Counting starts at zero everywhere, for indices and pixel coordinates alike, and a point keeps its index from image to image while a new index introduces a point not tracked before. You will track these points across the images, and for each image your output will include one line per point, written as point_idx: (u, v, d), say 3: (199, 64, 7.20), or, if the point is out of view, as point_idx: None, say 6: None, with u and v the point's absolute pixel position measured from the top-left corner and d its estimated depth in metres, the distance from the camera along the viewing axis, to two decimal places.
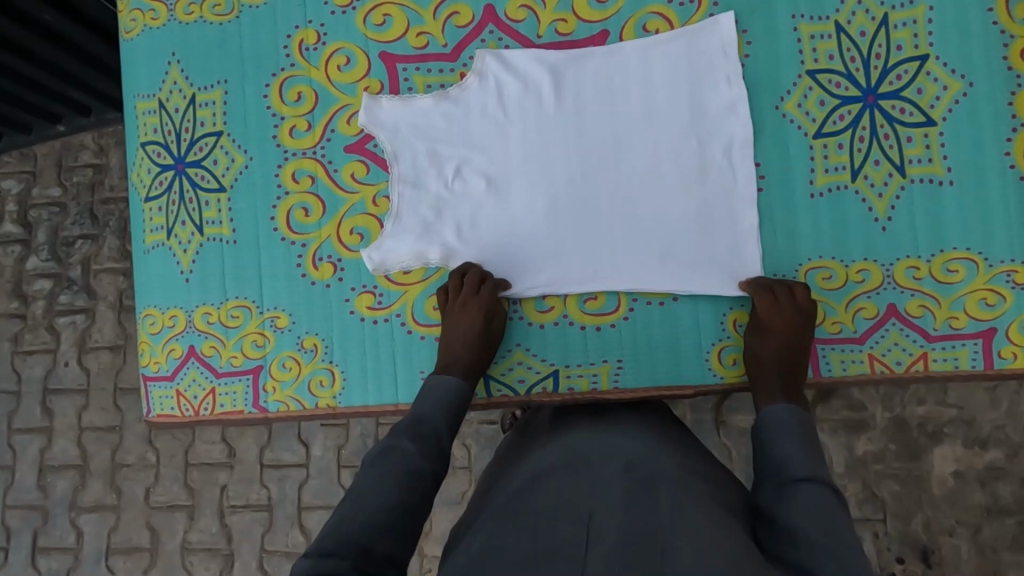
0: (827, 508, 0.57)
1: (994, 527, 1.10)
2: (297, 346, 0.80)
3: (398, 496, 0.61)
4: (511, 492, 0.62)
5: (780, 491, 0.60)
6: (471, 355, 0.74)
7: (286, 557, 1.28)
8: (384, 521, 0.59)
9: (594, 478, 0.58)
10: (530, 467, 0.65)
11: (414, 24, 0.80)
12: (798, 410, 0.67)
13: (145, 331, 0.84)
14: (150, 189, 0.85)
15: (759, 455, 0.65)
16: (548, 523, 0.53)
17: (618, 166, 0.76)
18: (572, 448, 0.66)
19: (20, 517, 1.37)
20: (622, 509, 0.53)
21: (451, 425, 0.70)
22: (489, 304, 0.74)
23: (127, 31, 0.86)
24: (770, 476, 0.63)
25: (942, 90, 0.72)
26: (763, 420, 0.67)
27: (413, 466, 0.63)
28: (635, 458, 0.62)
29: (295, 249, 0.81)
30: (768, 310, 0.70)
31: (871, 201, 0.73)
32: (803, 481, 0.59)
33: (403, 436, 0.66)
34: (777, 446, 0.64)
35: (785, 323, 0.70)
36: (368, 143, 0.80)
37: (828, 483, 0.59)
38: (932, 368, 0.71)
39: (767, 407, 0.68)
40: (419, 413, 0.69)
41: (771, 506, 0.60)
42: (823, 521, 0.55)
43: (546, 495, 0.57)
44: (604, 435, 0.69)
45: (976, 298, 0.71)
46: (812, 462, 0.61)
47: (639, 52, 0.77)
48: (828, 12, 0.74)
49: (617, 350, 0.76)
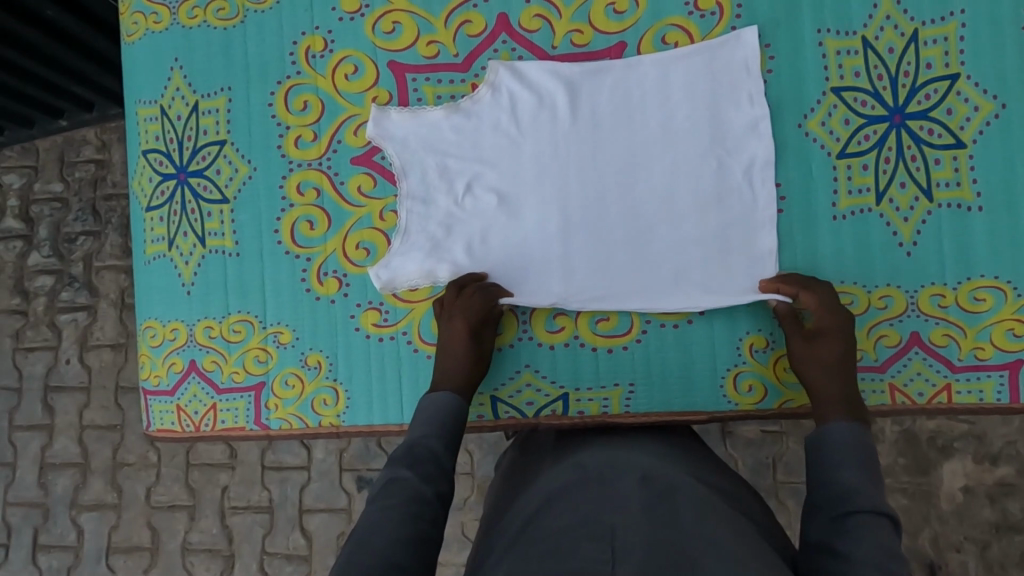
0: (888, 544, 0.53)
1: (1003, 544, 1.08)
2: (300, 362, 0.79)
3: (405, 528, 0.57)
4: (528, 515, 0.59)
5: (837, 522, 0.55)
6: (462, 367, 0.71)
7: (287, 560, 1.27)
8: (396, 559, 0.54)
9: (612, 494, 0.56)
10: (541, 490, 0.62)
11: (424, 33, 0.77)
12: (855, 428, 0.62)
13: (145, 344, 0.83)
14: (151, 199, 0.82)
15: (811, 480, 0.60)
16: (569, 543, 0.50)
17: (635, 183, 0.74)
18: (585, 466, 0.63)
19: (21, 514, 1.36)
20: (643, 522, 0.51)
21: (448, 445, 0.66)
22: (472, 312, 0.72)
23: (129, 34, 0.84)
24: (822, 505, 0.58)
25: (973, 111, 0.69)
26: (822, 439, 0.62)
27: (415, 493, 0.60)
28: (649, 470, 0.61)
29: (300, 263, 0.79)
30: (823, 310, 0.68)
31: (895, 225, 0.70)
32: (861, 514, 0.55)
33: (400, 465, 0.62)
34: (835, 470, 0.59)
35: (840, 323, 0.67)
36: (376, 156, 0.78)
37: (884, 512, 0.55)
38: (956, 400, 0.69)
39: (832, 422, 0.63)
40: (413, 439, 0.65)
41: (827, 539, 0.55)
42: (882, 560, 0.51)
43: (563, 514, 0.54)
44: (618, 453, 0.66)
45: (1003, 329, 0.69)
46: (872, 489, 0.56)
47: (658, 65, 0.74)
48: (855, 27, 0.72)
49: (629, 374, 0.74)
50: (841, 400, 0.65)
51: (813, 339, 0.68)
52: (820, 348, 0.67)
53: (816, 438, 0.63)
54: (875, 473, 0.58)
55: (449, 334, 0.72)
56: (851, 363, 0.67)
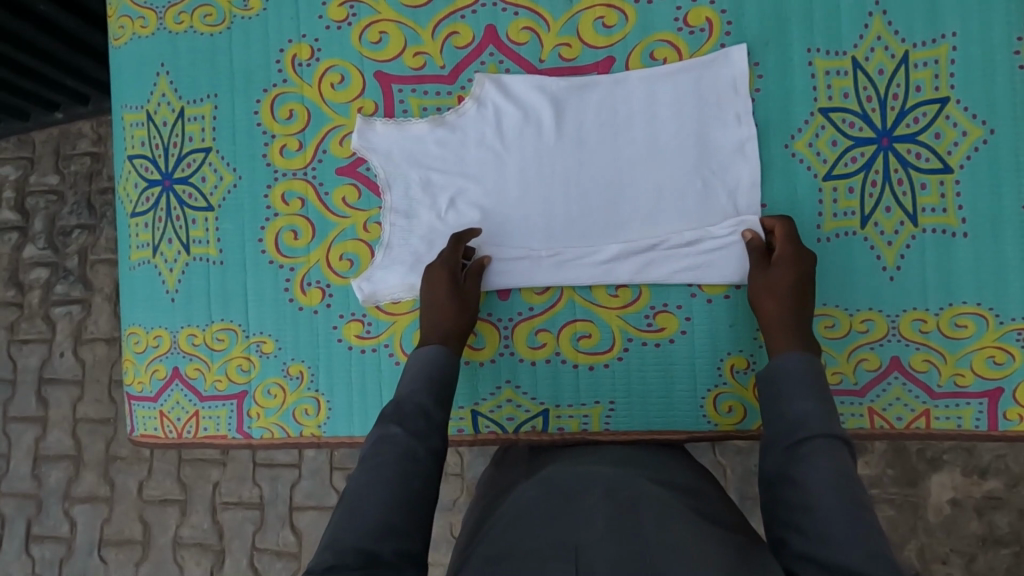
0: (844, 467, 0.54)
1: (989, 557, 1.09)
2: (283, 372, 0.79)
3: (399, 490, 0.55)
4: (500, 527, 0.57)
5: (792, 450, 0.56)
6: (447, 322, 0.70)
7: (276, 556, 1.28)
8: (390, 520, 0.53)
9: (579, 513, 0.55)
10: (511, 504, 0.61)
11: (411, 44, 0.77)
12: (809, 359, 0.62)
13: (129, 350, 0.83)
14: (136, 205, 0.82)
15: (768, 413, 0.61)
16: (536, 564, 0.49)
17: (619, 200, 0.73)
18: (553, 482, 0.63)
19: (15, 505, 1.37)
20: (610, 538, 0.51)
21: (437, 399, 0.64)
22: (455, 264, 0.72)
23: (115, 38, 0.83)
24: (777, 436, 0.58)
25: (961, 136, 0.69)
26: (772, 373, 0.62)
27: (406, 451, 0.58)
28: (613, 483, 0.61)
29: (283, 273, 0.79)
30: (784, 240, 0.68)
31: (879, 249, 0.70)
32: (818, 439, 0.56)
33: (389, 422, 0.60)
34: (791, 401, 0.59)
35: (796, 253, 0.67)
36: (360, 167, 0.78)
37: (840, 437, 0.56)
38: (934, 426, 0.69)
39: (784, 355, 0.63)
40: (401, 395, 0.63)
41: (783, 469, 0.56)
42: (840, 483, 0.52)
43: (534, 531, 0.54)
44: (582, 468, 0.66)
45: (985, 356, 0.68)
46: (828, 417, 0.57)
47: (646, 83, 0.73)
48: (846, 47, 0.71)
49: (609, 392, 0.74)
50: (792, 333, 0.65)
51: (772, 269, 0.67)
52: (776, 278, 0.67)
53: (768, 374, 0.63)
54: (830, 400, 0.59)
55: (432, 288, 0.71)
56: (807, 293, 0.67)
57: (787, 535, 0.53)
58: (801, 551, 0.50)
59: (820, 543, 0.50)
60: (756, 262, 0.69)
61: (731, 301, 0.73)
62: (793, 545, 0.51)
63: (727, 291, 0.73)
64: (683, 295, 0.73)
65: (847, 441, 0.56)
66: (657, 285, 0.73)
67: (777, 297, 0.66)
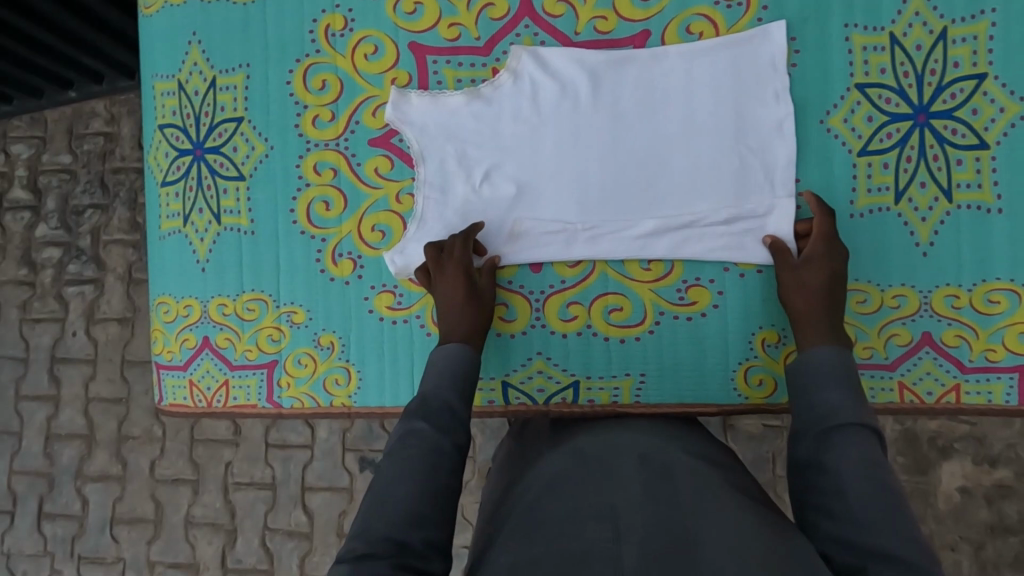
0: (874, 455, 0.54)
1: (997, 545, 1.09)
2: (313, 342, 0.79)
3: (426, 483, 0.56)
4: (528, 500, 0.57)
5: (823, 439, 0.57)
6: (467, 318, 0.71)
7: (289, 536, 1.28)
8: (418, 511, 0.54)
9: (614, 477, 0.55)
10: (541, 473, 0.60)
11: (446, 15, 0.76)
12: (841, 351, 0.63)
13: (159, 319, 0.83)
14: (167, 174, 0.82)
15: (797, 405, 0.61)
16: (573, 525, 0.49)
17: (654, 174, 0.74)
18: (584, 450, 0.62)
19: (26, 483, 1.37)
20: (644, 504, 0.50)
21: (461, 395, 0.64)
22: (466, 259, 0.72)
23: (147, 6, 0.83)
24: (807, 425, 0.59)
25: (998, 113, 0.69)
26: (802, 363, 0.63)
27: (434, 445, 0.59)
28: (648, 451, 0.60)
29: (315, 244, 0.79)
30: (819, 238, 0.68)
31: (913, 225, 0.70)
32: (847, 428, 0.56)
33: (415, 417, 0.61)
34: (821, 392, 0.60)
35: (831, 251, 0.68)
36: (394, 138, 0.78)
37: (869, 425, 0.56)
38: (964, 401, 0.70)
39: (817, 346, 0.64)
40: (426, 391, 0.64)
41: (816, 455, 0.56)
42: (870, 468, 0.53)
43: (564, 499, 0.53)
44: (615, 437, 0.65)
45: (1017, 331, 0.69)
46: (858, 405, 0.58)
47: (683, 58, 0.73)
48: (884, 22, 0.71)
49: (640, 365, 0.75)
50: (827, 323, 0.66)
51: (801, 267, 0.68)
52: (806, 275, 0.68)
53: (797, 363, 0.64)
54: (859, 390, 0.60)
55: (450, 286, 0.72)
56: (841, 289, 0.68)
57: (819, 521, 0.54)
58: (833, 534, 0.52)
59: (854, 527, 0.51)
60: (783, 258, 0.69)
61: (764, 277, 0.73)
62: (825, 528, 0.53)
63: (760, 266, 0.73)
64: (715, 270, 0.73)
65: (876, 429, 0.56)
66: (690, 259, 0.73)
67: (809, 295, 0.67)
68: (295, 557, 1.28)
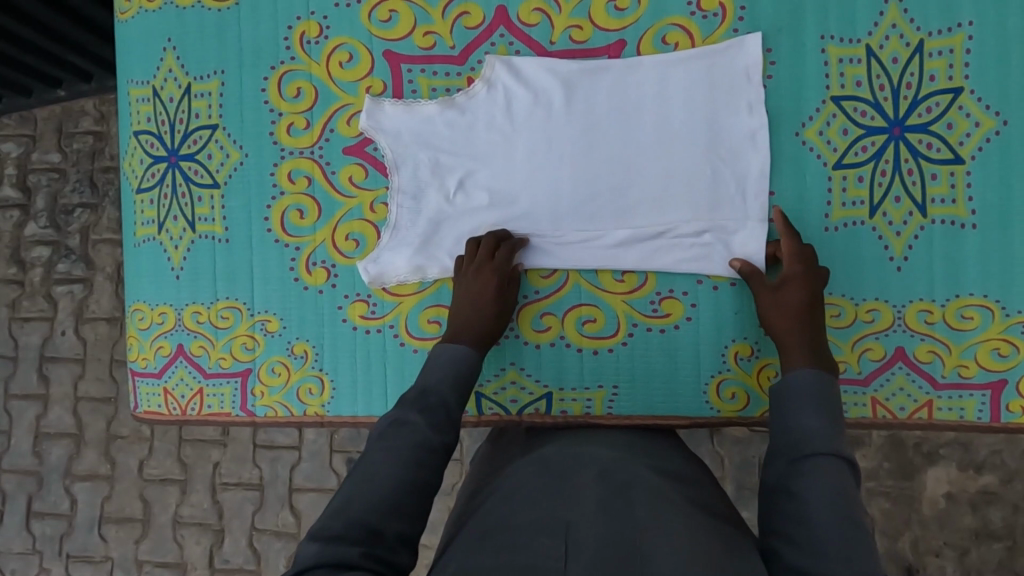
0: (844, 488, 0.54)
1: (982, 550, 1.09)
2: (287, 351, 0.79)
3: (409, 472, 0.55)
4: (488, 508, 0.57)
5: (794, 465, 0.56)
6: (486, 323, 0.70)
7: (276, 536, 1.29)
8: (396, 500, 0.54)
9: (574, 491, 0.55)
10: (506, 481, 0.60)
11: (421, 23, 0.76)
12: (822, 376, 0.62)
13: (133, 326, 0.83)
14: (142, 180, 0.82)
15: (774, 425, 0.61)
16: (526, 538, 0.49)
17: (628, 184, 0.73)
18: (550, 461, 0.62)
19: (15, 482, 1.38)
20: (599, 518, 0.50)
21: (459, 395, 0.63)
22: (504, 266, 0.72)
23: (122, 11, 0.82)
24: (780, 450, 0.59)
25: (973, 127, 0.69)
26: (784, 387, 0.62)
27: (424, 439, 0.58)
28: (609, 466, 0.60)
29: (289, 252, 0.79)
30: (794, 258, 0.68)
31: (887, 239, 0.70)
32: (820, 457, 0.56)
33: (411, 409, 0.60)
34: (798, 416, 0.59)
35: (807, 271, 0.67)
36: (368, 147, 0.77)
37: (843, 458, 0.56)
38: (936, 416, 0.70)
39: (794, 370, 0.63)
40: (428, 384, 0.63)
41: (784, 480, 0.56)
42: (840, 503, 0.53)
43: (524, 510, 0.53)
44: (583, 448, 0.65)
45: (989, 348, 0.69)
46: (834, 435, 0.57)
47: (659, 68, 0.73)
48: (859, 35, 0.70)
49: (613, 376, 0.74)
50: (797, 337, 0.65)
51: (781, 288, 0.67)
52: (784, 295, 0.67)
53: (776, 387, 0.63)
54: (839, 420, 0.59)
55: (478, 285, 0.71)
56: (819, 308, 0.67)
57: (779, 547, 0.53)
58: (790, 563, 0.51)
59: (813, 558, 0.50)
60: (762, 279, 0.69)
61: (737, 289, 0.73)
62: (784, 558, 0.52)
63: (733, 279, 0.72)
64: (688, 282, 0.73)
65: (850, 463, 0.56)
66: (663, 272, 0.73)
67: (785, 314, 0.67)
68: (282, 558, 1.28)
